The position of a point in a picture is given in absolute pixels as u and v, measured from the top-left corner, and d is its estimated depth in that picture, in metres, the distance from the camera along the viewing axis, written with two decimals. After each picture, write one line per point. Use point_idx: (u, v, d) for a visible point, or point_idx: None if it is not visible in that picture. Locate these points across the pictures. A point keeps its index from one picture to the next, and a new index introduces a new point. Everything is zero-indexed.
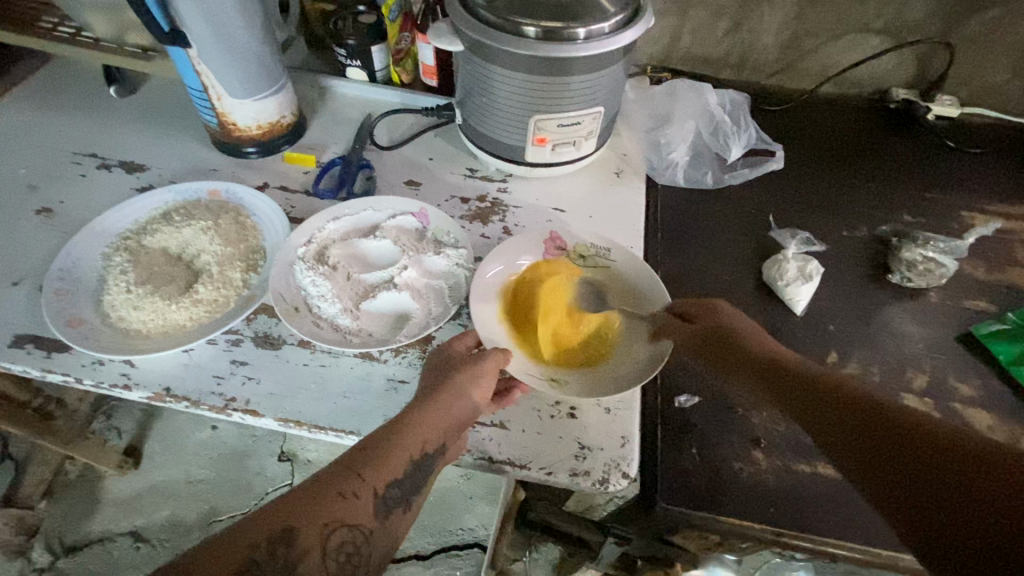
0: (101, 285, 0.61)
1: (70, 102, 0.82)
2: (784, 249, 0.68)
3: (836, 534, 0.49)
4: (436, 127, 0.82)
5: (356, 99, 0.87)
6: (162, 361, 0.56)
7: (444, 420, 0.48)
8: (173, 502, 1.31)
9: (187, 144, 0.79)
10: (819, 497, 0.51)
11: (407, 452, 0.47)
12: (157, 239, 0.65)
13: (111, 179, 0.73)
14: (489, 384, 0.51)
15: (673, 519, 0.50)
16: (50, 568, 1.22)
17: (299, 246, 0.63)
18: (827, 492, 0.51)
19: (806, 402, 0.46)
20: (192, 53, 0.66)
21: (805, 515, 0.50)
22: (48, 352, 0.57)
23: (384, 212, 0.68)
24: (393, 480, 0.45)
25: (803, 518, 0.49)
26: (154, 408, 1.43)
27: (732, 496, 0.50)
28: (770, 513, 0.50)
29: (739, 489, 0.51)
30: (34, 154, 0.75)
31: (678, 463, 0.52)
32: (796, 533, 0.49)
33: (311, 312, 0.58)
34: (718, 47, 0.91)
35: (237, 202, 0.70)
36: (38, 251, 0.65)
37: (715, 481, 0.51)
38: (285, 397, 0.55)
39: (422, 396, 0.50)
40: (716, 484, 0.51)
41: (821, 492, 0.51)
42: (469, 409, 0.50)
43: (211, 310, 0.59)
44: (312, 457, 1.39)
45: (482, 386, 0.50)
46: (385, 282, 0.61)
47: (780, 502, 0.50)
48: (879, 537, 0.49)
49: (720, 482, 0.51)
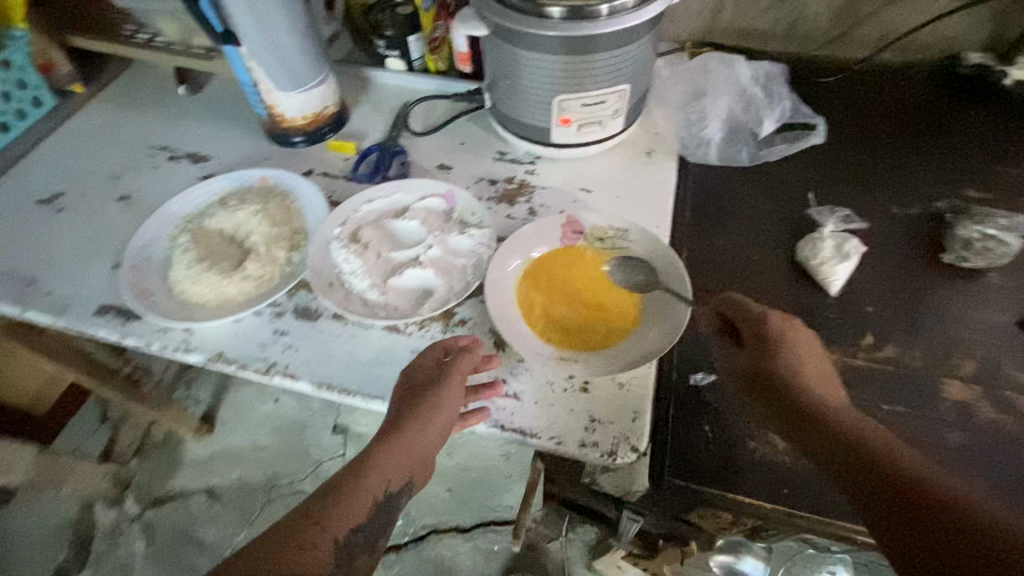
0: (168, 262, 0.69)
1: (148, 101, 0.92)
2: (820, 227, 0.65)
3: (854, 519, 0.47)
4: (468, 112, 0.84)
5: (396, 88, 0.91)
6: (216, 329, 0.63)
7: (410, 456, 0.51)
8: (241, 466, 1.45)
9: (244, 136, 0.86)
10: None
11: (368, 496, 0.49)
12: (214, 221, 0.72)
13: (179, 169, 0.82)
14: (446, 421, 0.52)
15: (680, 494, 0.50)
16: (140, 516, 1.39)
17: (335, 226, 0.68)
18: None
19: (827, 441, 0.45)
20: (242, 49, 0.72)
21: (821, 497, 0.48)
22: (123, 320, 0.65)
23: (414, 194, 0.72)
24: (353, 529, 0.47)
25: (819, 499, 0.48)
26: (226, 380, 1.58)
27: (744, 476, 0.50)
28: (783, 494, 0.49)
29: (752, 469, 0.50)
30: (117, 148, 0.85)
31: (690, 440, 0.52)
32: (810, 516, 0.48)
33: (344, 286, 0.63)
34: (764, 18, 0.87)
35: (284, 188, 0.76)
36: (118, 232, 0.74)
37: (728, 460, 0.51)
38: (319, 364, 0.59)
39: (383, 437, 0.52)
40: (729, 463, 0.50)
41: None
42: (429, 445, 0.53)
43: (258, 285, 0.65)
44: (363, 430, 1.48)
45: (439, 421, 0.52)
46: (412, 259, 0.64)
47: (795, 484, 0.49)
48: None
49: (732, 464, 0.50)
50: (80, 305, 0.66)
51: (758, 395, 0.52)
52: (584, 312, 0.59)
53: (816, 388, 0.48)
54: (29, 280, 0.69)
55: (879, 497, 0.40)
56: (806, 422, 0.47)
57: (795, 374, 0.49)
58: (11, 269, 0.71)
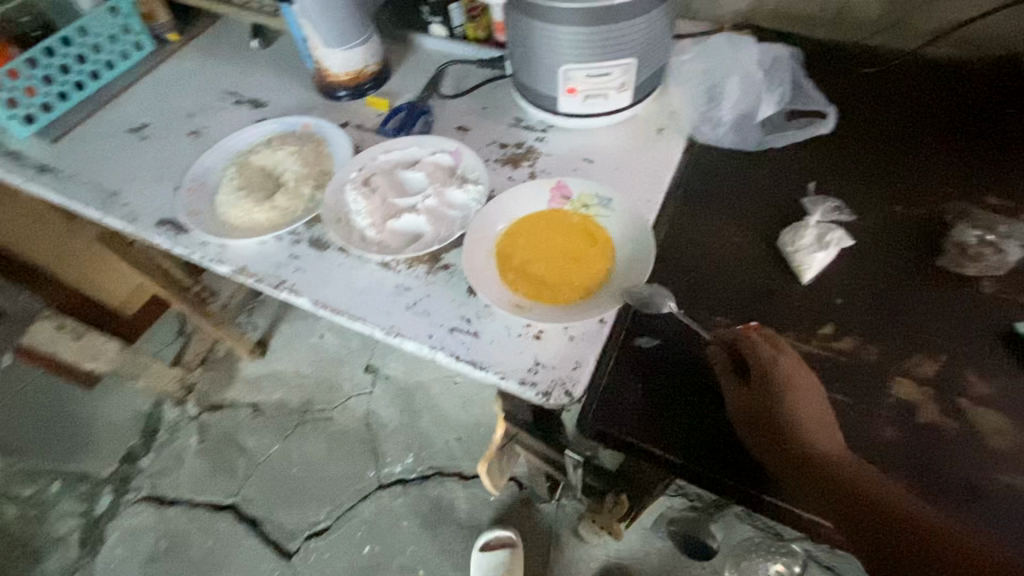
0: (217, 189, 0.80)
1: (227, 52, 1.05)
2: (808, 215, 0.64)
3: (755, 484, 0.51)
4: (495, 80, 0.90)
5: (435, 53, 0.98)
6: (244, 247, 0.74)
7: None
8: (284, 388, 1.63)
9: (298, 88, 0.96)
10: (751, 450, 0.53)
11: None
12: (259, 158, 0.83)
13: (241, 112, 0.94)
14: None
15: (601, 437, 0.55)
16: (198, 417, 1.61)
17: (353, 171, 0.76)
18: (764, 452, 0.52)
19: (828, 487, 0.48)
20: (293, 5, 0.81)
21: (731, 461, 0.52)
22: (175, 232, 0.77)
23: (426, 149, 0.79)
24: None
25: (728, 462, 0.52)
26: (282, 313, 1.77)
27: (664, 433, 0.54)
28: (697, 454, 0.53)
29: (673, 427, 0.54)
30: (197, 91, 0.99)
31: (621, 392, 0.56)
32: (716, 476, 0.52)
33: (350, 223, 0.72)
34: (808, 3, 0.84)
35: (321, 135, 0.86)
36: (184, 161, 0.87)
37: (652, 415, 0.55)
38: (320, 285, 0.68)
39: None
40: (652, 418, 0.55)
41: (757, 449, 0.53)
42: None
43: (283, 214, 0.75)
44: (391, 374, 1.61)
45: None
46: (412, 206, 0.72)
47: (712, 449, 0.53)
48: (810, 505, 0.50)
49: (656, 423, 0.55)
50: (146, 216, 0.80)
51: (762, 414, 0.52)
52: (550, 267, 0.64)
53: (814, 430, 0.50)
54: (114, 192, 0.84)
55: (860, 516, 0.47)
56: (807, 443, 0.50)
57: (805, 406, 0.51)
58: (102, 183, 0.86)
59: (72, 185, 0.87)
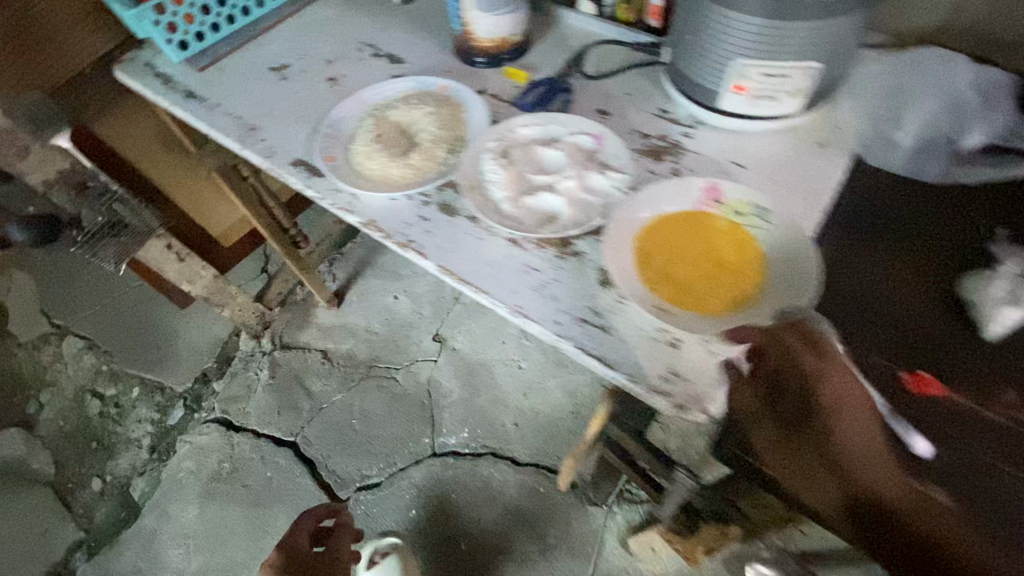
0: (352, 139, 0.81)
1: (368, 3, 1.05)
2: (997, 265, 0.57)
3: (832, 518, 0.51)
4: (641, 66, 0.85)
5: (579, 30, 0.93)
6: (374, 200, 0.74)
7: None
8: (353, 341, 1.68)
9: (436, 49, 0.95)
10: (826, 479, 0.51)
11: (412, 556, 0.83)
12: (395, 114, 0.83)
13: (378, 65, 0.94)
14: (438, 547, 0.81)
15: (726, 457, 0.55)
16: (271, 352, 1.68)
17: (490, 140, 0.74)
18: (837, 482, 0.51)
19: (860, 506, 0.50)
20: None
21: (805, 488, 0.52)
22: (308, 174, 0.78)
23: (568, 128, 0.75)
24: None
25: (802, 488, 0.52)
26: (361, 268, 1.81)
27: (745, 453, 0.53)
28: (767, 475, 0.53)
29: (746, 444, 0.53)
30: (336, 38, 1.00)
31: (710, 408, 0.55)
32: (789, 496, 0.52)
33: (484, 192, 0.70)
34: (1018, 27, 0.74)
35: (457, 99, 0.84)
36: (320, 105, 0.88)
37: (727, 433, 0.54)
38: (447, 252, 0.68)
39: None
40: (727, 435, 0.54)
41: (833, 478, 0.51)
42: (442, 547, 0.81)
43: (416, 173, 0.75)
44: (457, 347, 1.62)
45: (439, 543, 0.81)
46: (549, 185, 0.69)
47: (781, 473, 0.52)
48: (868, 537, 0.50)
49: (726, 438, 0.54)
50: (282, 155, 0.82)
51: (810, 446, 0.51)
52: (697, 272, 0.60)
53: (864, 463, 0.50)
54: (252, 127, 0.86)
55: (896, 544, 0.48)
56: (852, 476, 0.50)
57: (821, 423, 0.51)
58: (243, 117, 0.88)
59: (214, 114, 0.89)
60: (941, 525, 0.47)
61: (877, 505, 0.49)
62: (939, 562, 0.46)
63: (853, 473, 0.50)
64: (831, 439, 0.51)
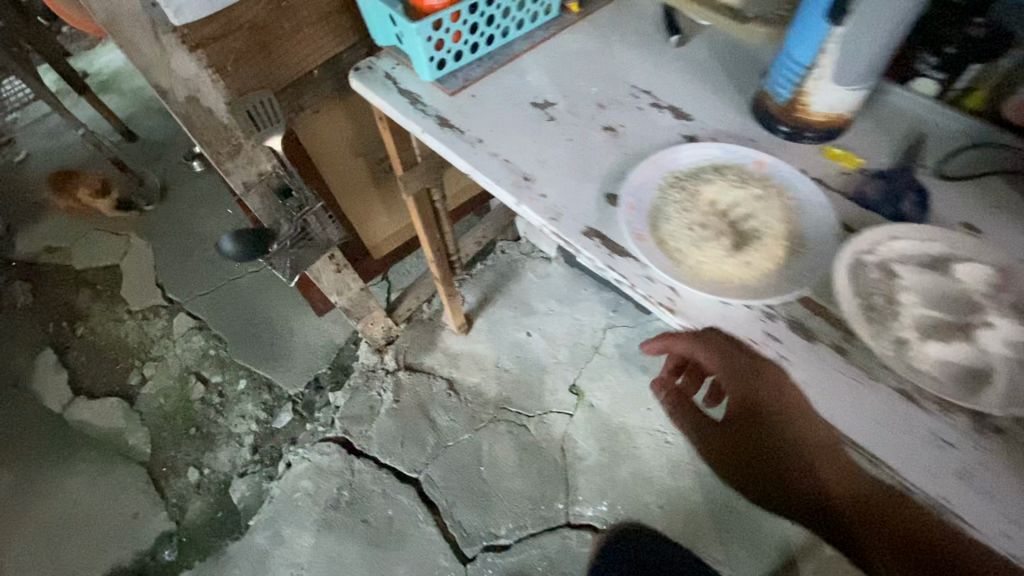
0: (659, 213, 0.68)
1: (633, 39, 0.92)
2: None
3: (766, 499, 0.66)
4: (1008, 176, 0.71)
5: (906, 110, 0.78)
6: (702, 302, 0.62)
7: None
8: (480, 375, 1.56)
9: (727, 108, 0.82)
10: (793, 452, 0.63)
11: None
12: (710, 189, 0.69)
13: (661, 118, 0.81)
14: None
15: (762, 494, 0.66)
16: (394, 372, 1.59)
17: (862, 250, 0.60)
18: (798, 452, 0.63)
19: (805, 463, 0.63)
20: (839, 29, 0.63)
21: (775, 469, 0.65)
22: (610, 251, 0.66)
23: (961, 249, 0.60)
24: None
25: (773, 470, 0.65)
26: (491, 294, 1.70)
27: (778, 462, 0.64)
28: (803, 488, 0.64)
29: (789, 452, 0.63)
30: (603, 77, 0.87)
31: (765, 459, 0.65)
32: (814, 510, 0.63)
33: (874, 324, 0.56)
34: None
35: (782, 180, 0.70)
36: (604, 161, 0.76)
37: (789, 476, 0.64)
38: (820, 395, 0.57)
39: None
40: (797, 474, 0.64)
41: (795, 448, 0.63)
42: None
43: (757, 276, 0.61)
44: (596, 404, 1.48)
45: None
46: (955, 329, 0.55)
47: (800, 471, 0.63)
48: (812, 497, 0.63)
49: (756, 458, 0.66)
50: (571, 219, 0.70)
51: (758, 440, 0.66)
52: None
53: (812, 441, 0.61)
54: (527, 177, 0.75)
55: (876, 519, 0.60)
56: (816, 468, 0.62)
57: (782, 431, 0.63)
58: (512, 162, 0.77)
59: (477, 153, 0.79)
60: (845, 470, 0.61)
61: (742, 453, 0.68)
62: (850, 515, 0.61)
63: (749, 464, 0.67)
64: (756, 415, 0.65)
